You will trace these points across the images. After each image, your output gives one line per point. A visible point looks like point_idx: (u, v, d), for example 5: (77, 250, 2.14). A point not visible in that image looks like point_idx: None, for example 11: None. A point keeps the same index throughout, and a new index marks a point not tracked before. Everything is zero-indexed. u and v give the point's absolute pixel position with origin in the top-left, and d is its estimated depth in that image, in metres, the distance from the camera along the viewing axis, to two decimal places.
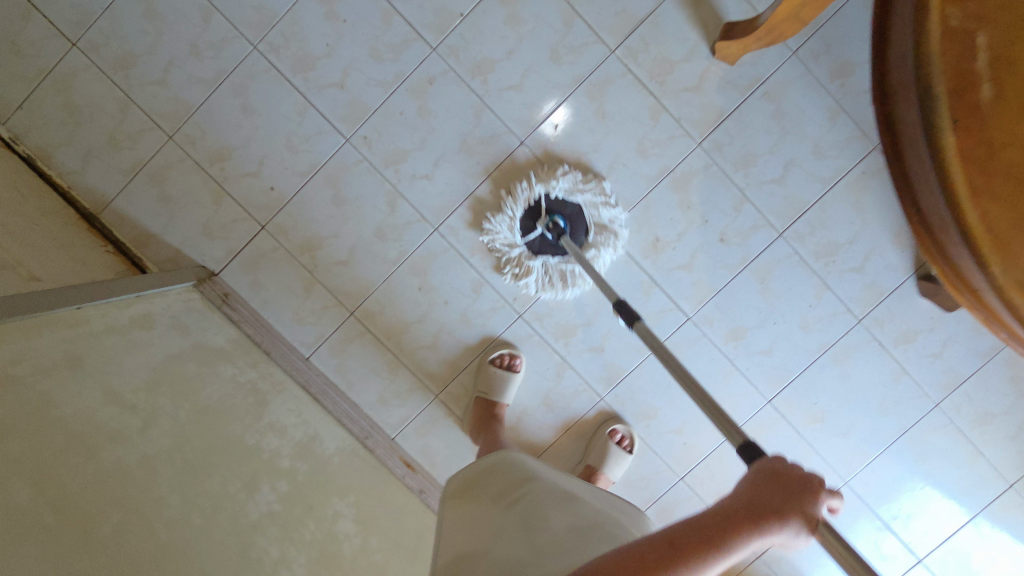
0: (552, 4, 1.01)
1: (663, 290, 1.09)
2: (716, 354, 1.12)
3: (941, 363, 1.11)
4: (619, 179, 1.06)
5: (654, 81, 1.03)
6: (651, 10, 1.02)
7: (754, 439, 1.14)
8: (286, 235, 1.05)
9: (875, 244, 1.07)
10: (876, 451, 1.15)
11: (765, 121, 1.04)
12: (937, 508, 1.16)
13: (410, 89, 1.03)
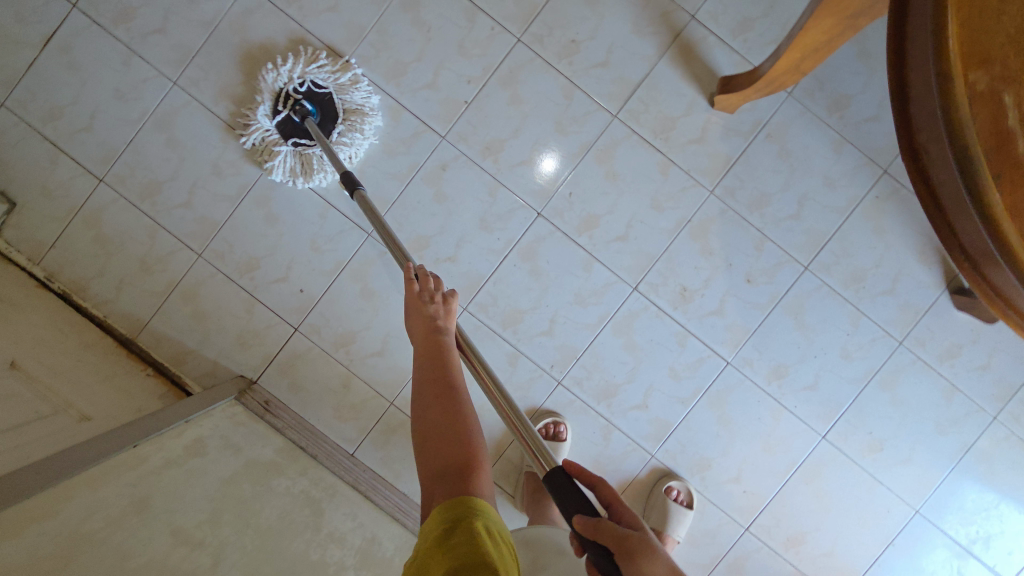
0: (553, 80, 1.07)
1: (699, 338, 1.10)
2: (762, 396, 1.10)
3: (991, 375, 1.10)
4: (639, 236, 1.09)
5: (659, 139, 1.08)
6: (646, 73, 1.07)
7: (815, 478, 1.11)
8: (320, 334, 1.07)
9: (901, 265, 1.09)
10: (942, 473, 1.11)
11: (772, 161, 1.08)
12: (1018, 526, 1.12)
13: (426, 177, 1.07)
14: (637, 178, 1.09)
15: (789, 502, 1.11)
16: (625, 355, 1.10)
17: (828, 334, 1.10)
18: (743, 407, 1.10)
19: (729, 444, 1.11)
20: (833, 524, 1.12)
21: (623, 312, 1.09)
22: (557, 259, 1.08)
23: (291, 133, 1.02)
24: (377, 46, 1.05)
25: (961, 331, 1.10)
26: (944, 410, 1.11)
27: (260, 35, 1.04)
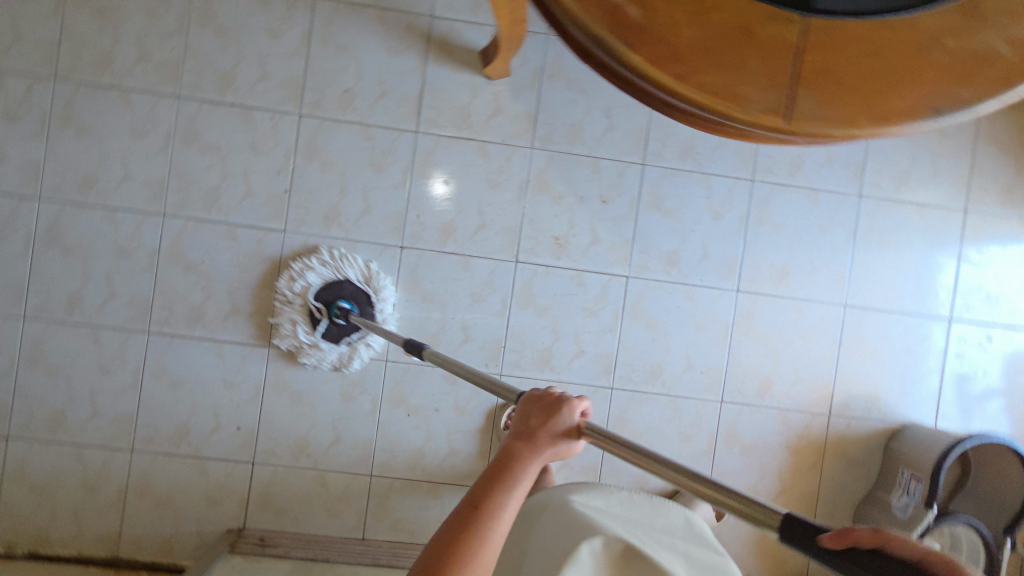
0: (347, 125, 1.26)
1: (594, 270, 1.30)
2: (671, 287, 1.31)
3: (839, 162, 1.34)
4: (508, 214, 1.29)
5: (465, 129, 1.28)
6: (421, 82, 1.27)
7: (747, 329, 1.33)
8: (291, 401, 1.27)
9: (718, 137, 1.32)
10: (844, 260, 1.35)
11: (564, 94, 1.29)
12: (945, 269, 1.37)
13: (324, 213, 1.26)
14: (538, 134, 1.29)
15: (741, 359, 1.33)
16: (541, 322, 1.30)
17: (692, 208, 1.32)
18: (665, 304, 1.31)
19: (663, 320, 1.32)
20: (776, 358, 1.34)
21: (531, 286, 1.30)
22: (499, 229, 1.29)
23: (334, 335, 1.23)
24: (183, 181, 1.25)
25: (795, 146, 1.34)
26: (830, 234, 1.34)
27: (211, 132, 1.25)
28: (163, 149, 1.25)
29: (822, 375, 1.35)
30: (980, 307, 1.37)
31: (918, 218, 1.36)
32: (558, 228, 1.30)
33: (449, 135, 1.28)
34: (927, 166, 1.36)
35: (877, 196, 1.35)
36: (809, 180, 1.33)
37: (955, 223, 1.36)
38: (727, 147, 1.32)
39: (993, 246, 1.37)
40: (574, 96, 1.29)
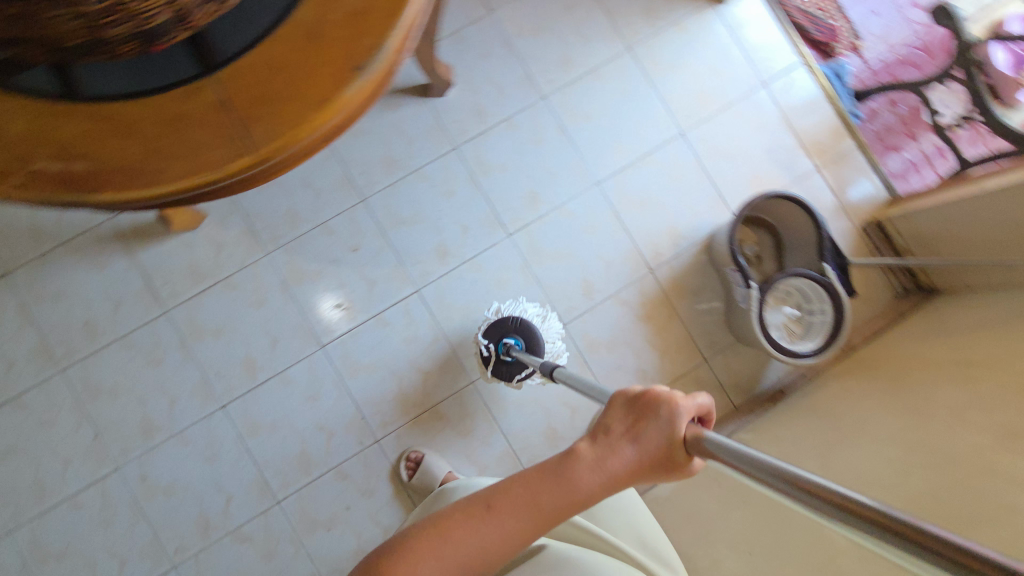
0: (216, 299, 1.24)
1: (510, 261, 1.32)
2: (548, 220, 1.33)
3: (564, 38, 1.36)
4: (404, 246, 1.30)
5: (285, 229, 1.27)
6: (196, 305, 1.24)
7: (629, 203, 1.34)
8: (327, 557, 1.21)
9: (495, 86, 1.33)
10: (636, 102, 1.37)
11: (375, 154, 1.30)
12: (728, 51, 1.40)
13: (239, 366, 1.24)
14: (383, 189, 1.30)
15: (651, 237, 1.34)
16: (485, 323, 1.31)
17: (516, 154, 1.33)
18: (552, 229, 1.33)
19: (570, 257, 1.33)
20: (668, 210, 1.35)
21: (474, 296, 1.31)
22: (408, 251, 1.30)
23: (502, 372, 1.15)
24: (61, 547, 1.17)
25: (539, 44, 1.35)
26: (631, 100, 1.37)
27: (108, 373, 1.21)
28: (81, 418, 1.20)
29: (765, 215, 1.29)
30: (772, 62, 1.40)
31: (693, 27, 1.39)
32: (463, 238, 1.31)
33: (318, 229, 1.28)
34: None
35: (638, 36, 1.38)
36: (577, 63, 1.36)
37: None
38: (508, 85, 1.33)
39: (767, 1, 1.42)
40: (377, 145, 1.30)
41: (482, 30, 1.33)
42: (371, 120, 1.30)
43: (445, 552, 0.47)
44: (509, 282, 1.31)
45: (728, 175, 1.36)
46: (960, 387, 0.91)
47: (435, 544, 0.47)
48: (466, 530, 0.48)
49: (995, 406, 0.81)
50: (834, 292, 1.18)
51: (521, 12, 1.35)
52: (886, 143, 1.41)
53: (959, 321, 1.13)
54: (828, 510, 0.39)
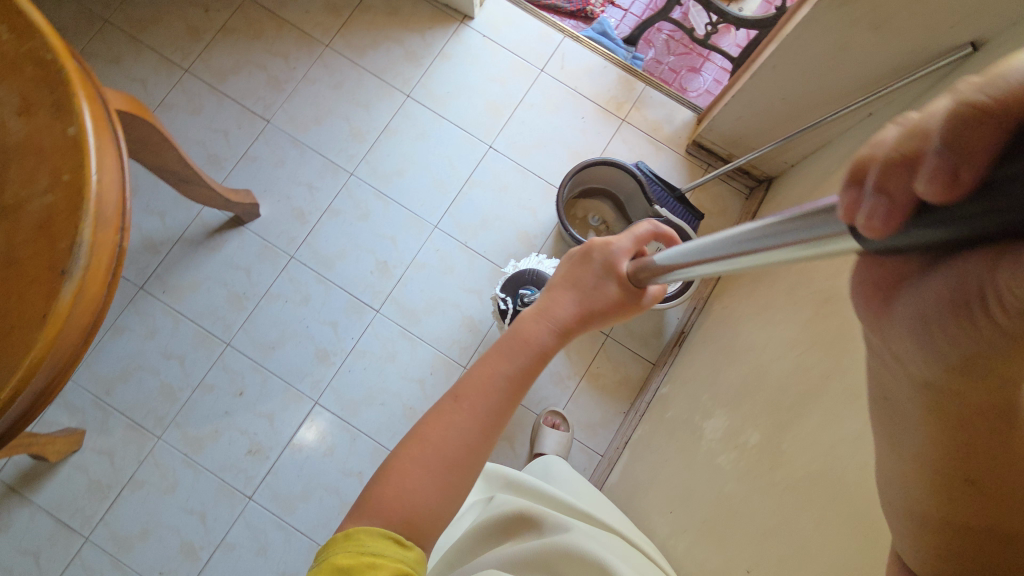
0: (128, 502, 1.22)
1: (388, 333, 1.32)
2: (405, 280, 1.34)
3: (345, 113, 1.40)
4: (285, 367, 1.30)
5: (167, 405, 1.27)
6: (112, 517, 1.21)
7: (471, 230, 1.37)
8: None
9: (303, 184, 1.36)
10: (436, 136, 1.40)
11: (223, 297, 1.32)
12: (495, 54, 1.44)
13: (175, 556, 1.20)
14: (242, 326, 1.31)
15: (506, 250, 1.36)
16: (392, 401, 1.29)
17: (349, 235, 1.35)
18: (413, 286, 1.34)
19: (441, 303, 1.34)
20: (509, 218, 1.37)
21: (372, 381, 1.30)
22: (291, 370, 1.30)
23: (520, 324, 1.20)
24: None
25: (326, 130, 1.39)
26: (430, 138, 1.40)
27: None
28: None
29: (593, 184, 1.32)
30: (539, 45, 1.45)
31: (456, 50, 1.44)
32: (336, 334, 1.31)
33: (198, 391, 1.28)
34: (407, 38, 1.44)
35: (411, 80, 1.42)
36: (367, 129, 1.40)
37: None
38: (314, 179, 1.37)
39: None
40: (219, 288, 1.32)
41: (268, 143, 1.38)
42: (204, 269, 1.33)
43: (443, 439, 0.55)
44: (399, 353, 1.31)
45: (547, 163, 1.40)
46: (790, 269, 0.93)
47: (437, 427, 0.56)
48: (448, 421, 0.56)
49: (809, 279, 0.83)
50: (674, 224, 1.21)
51: (296, 110, 1.40)
52: (675, 68, 1.50)
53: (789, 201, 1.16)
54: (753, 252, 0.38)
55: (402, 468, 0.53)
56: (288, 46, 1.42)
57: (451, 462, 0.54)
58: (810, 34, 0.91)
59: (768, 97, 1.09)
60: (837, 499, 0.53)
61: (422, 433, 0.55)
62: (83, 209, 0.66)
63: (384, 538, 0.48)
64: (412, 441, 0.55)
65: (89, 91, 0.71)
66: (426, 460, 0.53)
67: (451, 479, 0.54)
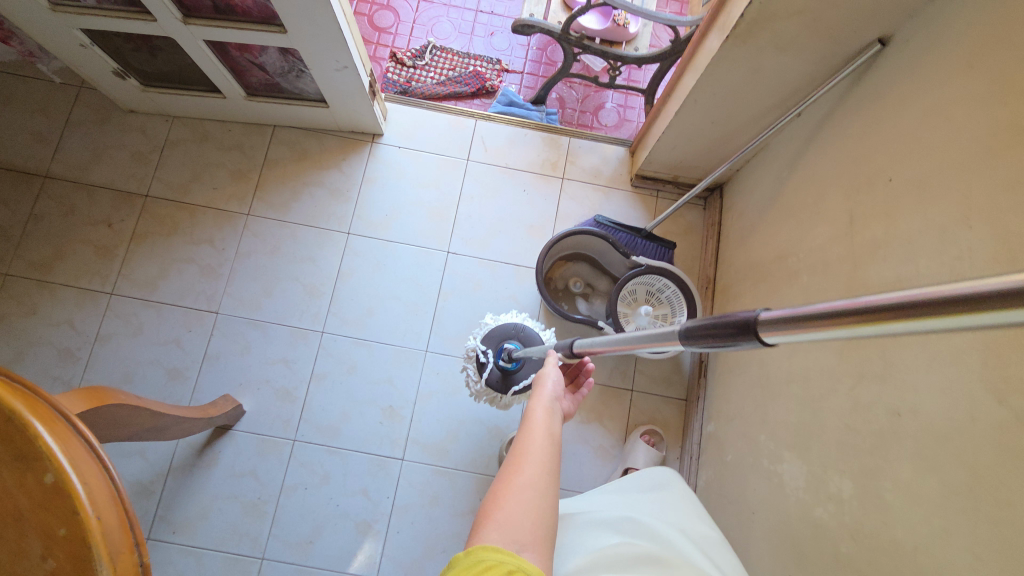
0: None
1: (421, 477, 1.24)
2: (417, 416, 1.28)
3: (293, 274, 1.34)
4: (328, 557, 1.19)
5: None
6: None
7: (462, 340, 1.32)
8: None
9: (278, 361, 1.29)
10: (392, 262, 1.36)
11: (238, 512, 1.21)
12: (417, 161, 1.42)
13: None
14: (270, 532, 1.20)
15: None
16: (451, 546, 1.21)
17: (345, 394, 1.28)
18: (428, 419, 1.28)
19: (462, 425, 1.28)
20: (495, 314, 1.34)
21: (424, 533, 1.21)
22: (337, 557, 1.19)
23: (505, 384, 1.07)
24: None
25: (280, 298, 1.32)
26: (387, 266, 1.35)
27: None
28: None
29: (564, 253, 1.32)
30: (456, 138, 1.44)
31: (378, 171, 1.40)
32: (370, 501, 1.23)
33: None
34: (326, 177, 1.39)
35: (345, 216, 1.37)
36: (321, 282, 1.33)
37: (369, 122, 1.36)
38: (287, 352, 1.29)
39: (408, 102, 1.45)
40: (230, 504, 1.22)
41: (225, 334, 1.29)
42: (208, 490, 1.22)
43: (528, 471, 0.54)
44: (440, 493, 1.24)
45: (510, 246, 1.38)
46: (793, 287, 0.92)
47: (519, 461, 0.55)
48: (525, 459, 0.55)
49: (821, 301, 0.82)
50: (657, 268, 1.22)
51: (242, 290, 1.32)
52: (588, 110, 1.54)
53: (752, 207, 1.17)
54: (987, 314, 0.22)
55: (504, 498, 0.51)
56: (208, 230, 1.35)
57: (542, 488, 0.53)
58: (723, 68, 0.92)
59: (698, 125, 1.11)
60: (979, 562, 0.49)
61: (506, 472, 0.54)
62: (93, 564, 0.56)
63: (503, 550, 0.46)
64: (503, 475, 0.54)
65: (42, 411, 0.61)
66: (522, 487, 0.52)
67: (546, 503, 0.52)
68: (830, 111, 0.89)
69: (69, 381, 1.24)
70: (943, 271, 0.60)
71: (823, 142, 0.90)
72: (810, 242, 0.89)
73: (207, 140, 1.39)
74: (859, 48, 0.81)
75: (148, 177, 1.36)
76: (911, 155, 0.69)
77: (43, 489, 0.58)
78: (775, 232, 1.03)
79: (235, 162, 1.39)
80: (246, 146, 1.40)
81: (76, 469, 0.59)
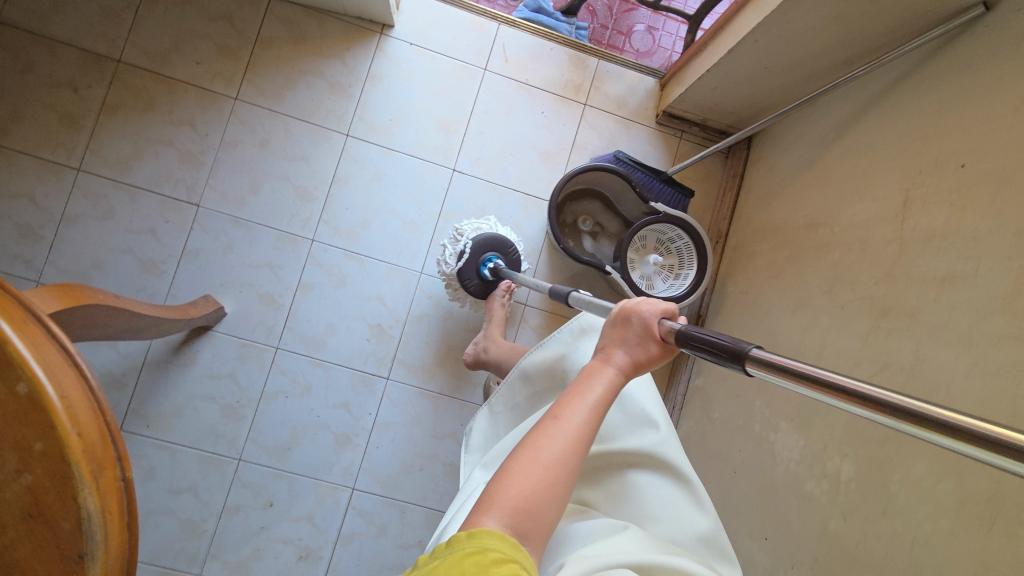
0: None
1: (405, 398, 1.23)
2: (406, 337, 1.24)
3: (283, 173, 1.22)
4: (306, 465, 1.20)
5: (195, 540, 1.16)
6: None
7: None
8: None
9: (263, 265, 1.21)
10: (393, 174, 1.25)
11: (216, 413, 1.19)
12: (429, 64, 1.27)
13: None
14: (248, 436, 1.19)
15: None
16: (430, 464, 1.23)
17: (333, 309, 1.23)
18: (417, 343, 1.24)
19: (450, 351, 1.25)
20: None
21: (404, 450, 1.22)
22: (315, 465, 1.20)
23: (479, 289, 1.14)
24: None
25: (268, 196, 1.22)
26: (386, 177, 1.25)
27: None
28: None
29: (577, 188, 1.25)
30: (475, 42, 1.29)
31: (385, 68, 1.26)
32: (351, 415, 1.22)
33: (223, 516, 1.17)
34: (325, 66, 1.24)
35: (345, 115, 1.24)
36: (313, 186, 1.23)
37: (380, 10, 1.20)
38: (273, 257, 1.21)
39: None
40: (208, 404, 1.19)
41: (205, 230, 1.20)
42: (184, 389, 1.18)
43: (545, 456, 0.48)
44: (423, 414, 1.24)
45: (520, 173, 1.29)
46: (821, 260, 0.89)
47: (552, 426, 0.50)
48: (560, 428, 0.49)
49: (853, 280, 0.79)
50: (674, 218, 1.15)
51: (226, 183, 1.21)
52: (622, 30, 1.39)
53: (784, 165, 1.11)
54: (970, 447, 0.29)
55: (512, 488, 0.46)
56: (189, 110, 1.21)
57: (559, 465, 0.48)
58: (803, 9, 0.82)
59: (747, 68, 1.02)
60: (987, 570, 0.51)
61: (537, 434, 0.50)
62: (73, 485, 0.48)
63: (502, 539, 0.44)
64: (533, 432, 0.50)
65: (14, 311, 0.51)
66: (542, 463, 0.48)
67: (564, 481, 0.48)
68: (904, 78, 0.82)
69: (33, 260, 1.15)
70: (1011, 277, 0.57)
71: (888, 109, 0.84)
72: (851, 216, 0.85)
73: (190, 3, 1.21)
74: (957, 10, 0.73)
75: (120, 40, 1.19)
76: (997, 144, 0.64)
77: (15, 400, 0.49)
78: (809, 198, 0.98)
79: (222, 34, 1.22)
80: (235, 17, 1.22)
81: (53, 377, 0.50)
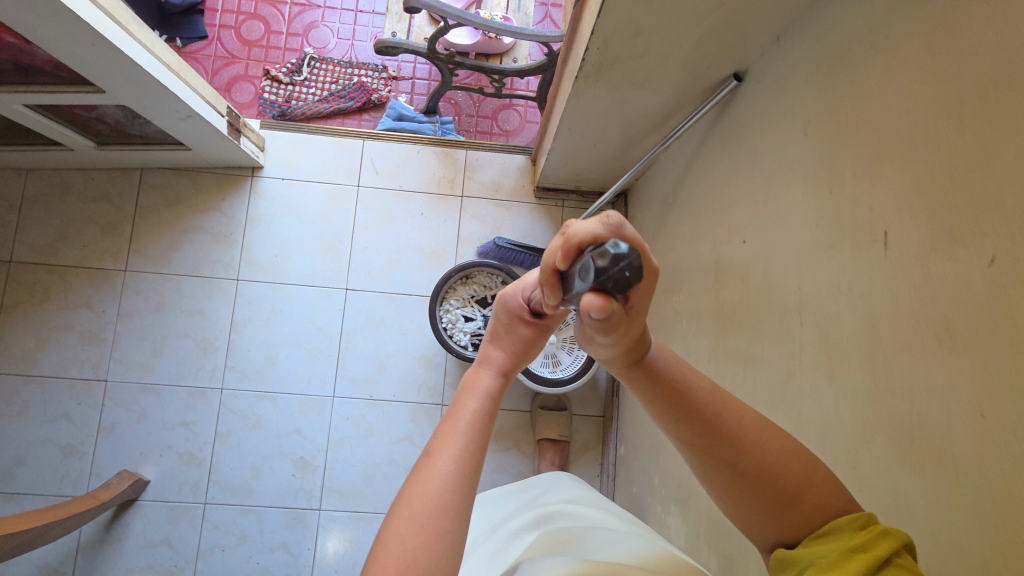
0: None
1: (339, 524, 1.22)
2: (332, 464, 1.24)
3: (184, 329, 1.26)
4: None
5: None
6: None
7: (373, 382, 1.27)
8: None
9: (180, 425, 1.23)
10: (289, 309, 1.28)
11: None
12: (303, 194, 1.31)
13: None
14: None
15: (415, 382, 1.28)
16: None
17: (256, 452, 1.24)
18: (343, 467, 1.24)
19: (379, 467, 1.25)
20: (402, 350, 1.29)
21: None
22: None
23: None
24: None
25: (173, 355, 1.25)
26: (284, 312, 1.28)
27: None
28: None
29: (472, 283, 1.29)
30: (344, 163, 1.32)
31: (263, 209, 1.30)
32: (291, 554, 1.21)
33: None
34: (206, 220, 1.29)
35: (233, 262, 1.28)
36: (213, 336, 1.26)
37: (241, 158, 1.25)
38: (188, 414, 1.24)
39: (285, 126, 1.32)
40: (147, 574, 1.19)
41: (118, 403, 1.23)
42: (121, 565, 1.19)
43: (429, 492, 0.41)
44: (362, 539, 1.22)
45: (411, 278, 1.31)
46: (675, 330, 0.89)
47: (427, 467, 0.43)
48: (438, 463, 0.43)
49: (696, 354, 0.79)
50: None
51: (130, 353, 1.24)
52: (487, 115, 1.45)
53: (647, 224, 1.11)
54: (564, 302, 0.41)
55: (397, 540, 0.39)
56: (83, 292, 1.25)
57: (445, 507, 0.41)
58: (587, 102, 0.83)
59: (580, 148, 1.04)
60: None
61: (414, 482, 0.42)
62: None
63: None
64: (410, 478, 0.43)
65: None
66: (428, 508, 0.40)
67: (456, 527, 0.41)
68: (701, 145, 0.83)
69: None
70: (783, 365, 0.57)
71: (696, 176, 0.85)
72: (689, 285, 0.85)
73: (69, 191, 1.27)
74: (716, 81, 0.75)
75: (9, 242, 1.25)
76: (762, 221, 0.64)
77: None
78: (664, 262, 0.98)
79: (102, 214, 1.28)
80: (112, 195, 1.28)
81: None
